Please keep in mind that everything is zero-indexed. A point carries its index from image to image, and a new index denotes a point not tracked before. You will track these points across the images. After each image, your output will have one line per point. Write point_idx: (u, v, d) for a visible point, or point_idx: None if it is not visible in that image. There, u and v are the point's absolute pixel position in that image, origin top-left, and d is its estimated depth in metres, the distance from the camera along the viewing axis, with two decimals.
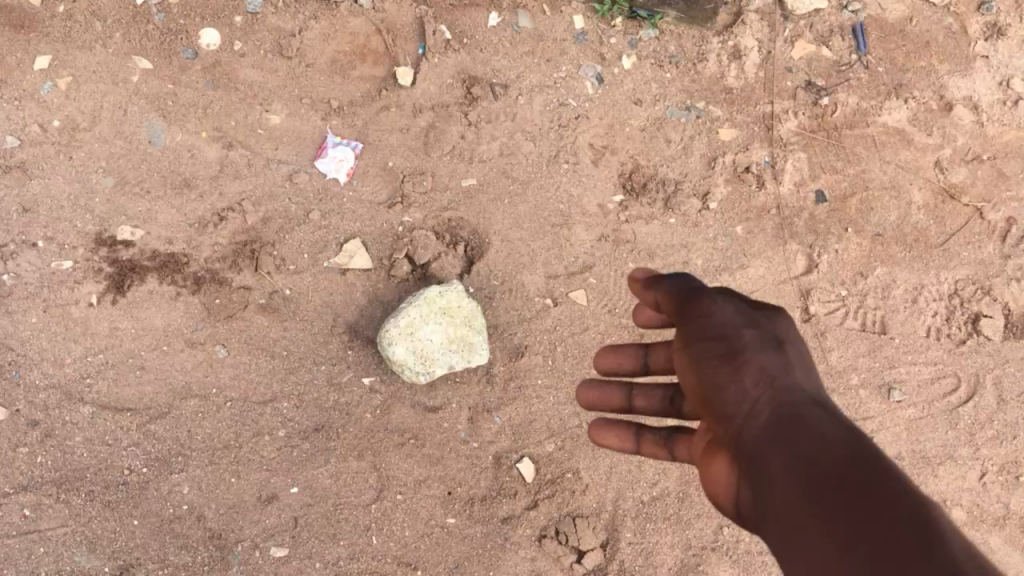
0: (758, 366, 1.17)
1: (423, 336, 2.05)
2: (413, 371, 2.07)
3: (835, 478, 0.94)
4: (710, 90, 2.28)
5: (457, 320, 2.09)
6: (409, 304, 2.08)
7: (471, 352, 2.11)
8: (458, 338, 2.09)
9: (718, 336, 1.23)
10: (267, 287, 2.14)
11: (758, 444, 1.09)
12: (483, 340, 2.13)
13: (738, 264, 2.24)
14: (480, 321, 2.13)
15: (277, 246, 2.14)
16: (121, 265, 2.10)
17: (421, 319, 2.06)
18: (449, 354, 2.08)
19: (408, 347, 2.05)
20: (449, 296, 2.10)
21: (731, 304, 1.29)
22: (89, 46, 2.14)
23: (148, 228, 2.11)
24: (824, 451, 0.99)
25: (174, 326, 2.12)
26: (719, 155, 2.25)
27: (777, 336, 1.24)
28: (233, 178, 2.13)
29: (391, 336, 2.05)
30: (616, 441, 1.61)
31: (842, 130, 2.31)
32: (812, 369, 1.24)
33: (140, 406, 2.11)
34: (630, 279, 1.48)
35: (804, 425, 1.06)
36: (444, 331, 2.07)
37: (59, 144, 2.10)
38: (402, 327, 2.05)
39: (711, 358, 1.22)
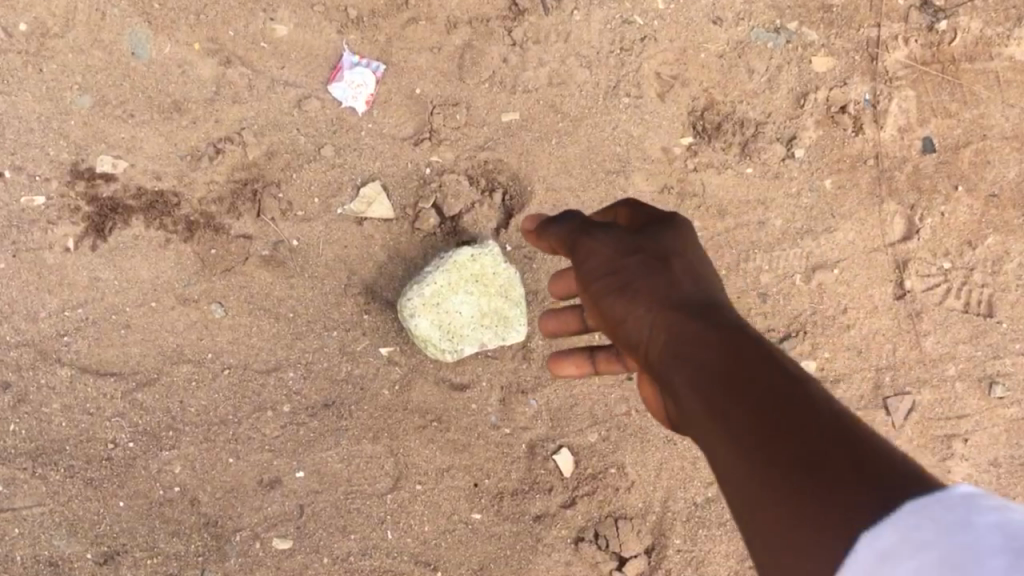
0: (645, 278, 1.06)
1: (452, 306, 1.77)
2: (439, 348, 1.78)
3: (714, 369, 0.88)
4: (805, 8, 1.90)
5: (491, 289, 1.79)
6: (437, 265, 1.79)
7: (508, 328, 1.81)
8: (492, 310, 1.80)
9: (601, 261, 1.13)
10: (271, 236, 1.83)
11: (658, 359, 0.98)
12: (523, 314, 1.83)
13: (825, 227, 1.91)
14: (520, 292, 1.83)
15: (283, 187, 1.83)
16: (101, 203, 1.80)
17: (449, 284, 1.77)
18: (481, 328, 1.80)
19: (434, 319, 1.76)
20: (485, 260, 1.79)
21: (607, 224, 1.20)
22: None
23: (132, 160, 1.80)
24: (709, 348, 0.91)
25: (163, 279, 1.82)
26: (811, 90, 1.90)
27: (663, 252, 1.10)
28: (232, 102, 1.81)
29: (413, 303, 1.75)
30: (572, 368, 1.39)
31: (960, 64, 1.91)
32: (712, 271, 1.11)
33: (126, 371, 1.83)
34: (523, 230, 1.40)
35: (690, 338, 0.94)
36: (476, 300, 1.78)
37: (27, 53, 1.78)
38: (428, 293, 1.76)
39: (605, 282, 1.11)
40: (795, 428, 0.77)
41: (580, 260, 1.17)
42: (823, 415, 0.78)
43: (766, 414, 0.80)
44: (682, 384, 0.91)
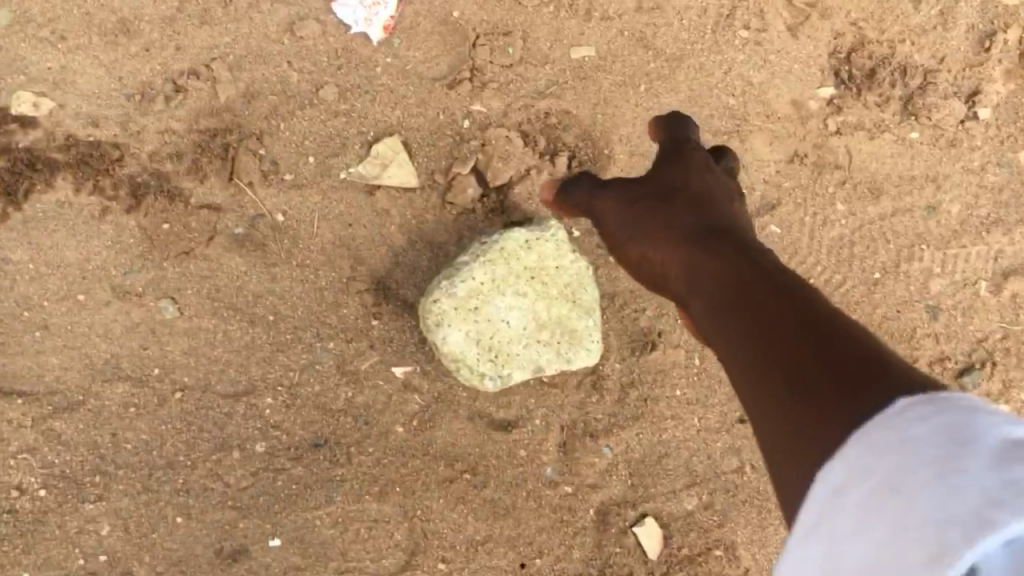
0: (660, 229, 0.98)
1: (498, 310, 1.25)
2: (477, 373, 1.26)
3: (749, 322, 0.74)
4: None
5: (553, 289, 1.27)
6: (478, 252, 1.26)
7: (576, 346, 1.29)
8: (554, 319, 1.28)
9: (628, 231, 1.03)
10: (247, 208, 1.32)
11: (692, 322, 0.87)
12: (595, 326, 1.30)
13: (1016, 217, 1.39)
14: (592, 295, 1.30)
15: (266, 142, 1.32)
16: (13, 155, 1.28)
17: (495, 280, 1.24)
18: (537, 345, 1.27)
19: (471, 329, 1.24)
20: (547, 248, 1.27)
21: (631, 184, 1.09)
22: None
23: (60, 98, 1.30)
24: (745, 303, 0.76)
25: (95, 263, 1.31)
26: (1000, 28, 1.38)
27: (669, 187, 1.03)
28: (199, 24, 1.31)
29: (442, 307, 1.23)
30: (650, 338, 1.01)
31: None
32: (722, 200, 0.99)
33: (39, 390, 1.29)
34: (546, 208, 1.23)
35: (697, 272, 0.87)
36: (531, 304, 1.26)
37: None
38: (465, 292, 1.23)
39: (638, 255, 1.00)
40: (816, 365, 0.65)
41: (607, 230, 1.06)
42: (817, 346, 0.66)
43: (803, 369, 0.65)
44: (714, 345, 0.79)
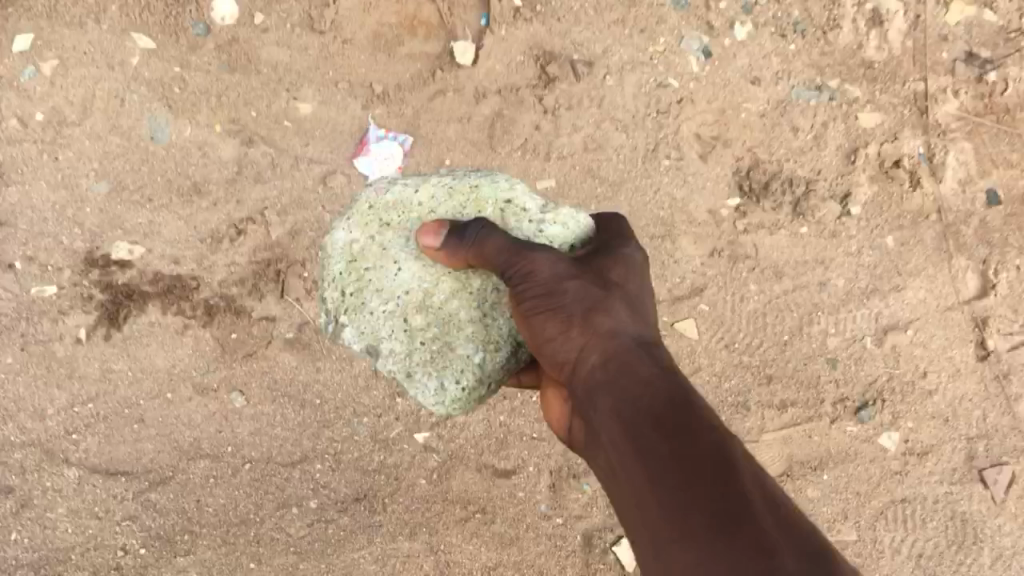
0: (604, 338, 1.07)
1: (400, 251, 1.34)
2: (338, 290, 1.37)
3: (665, 449, 0.89)
4: (846, 65, 1.76)
5: (465, 292, 1.33)
6: (448, 186, 1.38)
7: (434, 376, 1.35)
8: (438, 323, 1.34)
9: (544, 301, 1.12)
10: (296, 316, 1.71)
11: (587, 397, 1.06)
12: (470, 388, 1.35)
13: (891, 285, 1.76)
14: (511, 356, 1.34)
15: (309, 266, 1.71)
16: (115, 290, 1.68)
17: (433, 214, 1.36)
18: (394, 333, 1.35)
19: (365, 253, 1.35)
20: (544, 231, 1.32)
21: (557, 252, 1.17)
22: (79, 23, 1.66)
23: (149, 245, 1.69)
24: (649, 410, 0.94)
25: (180, 367, 1.70)
26: (861, 146, 1.75)
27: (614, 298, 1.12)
28: (254, 182, 1.70)
29: (386, 202, 1.38)
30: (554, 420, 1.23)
31: (1016, 113, 1.77)
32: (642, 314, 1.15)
33: (137, 470, 1.69)
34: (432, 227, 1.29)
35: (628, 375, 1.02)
36: (426, 283, 1.34)
37: (42, 142, 1.66)
38: (402, 216, 1.36)
39: (540, 309, 1.12)
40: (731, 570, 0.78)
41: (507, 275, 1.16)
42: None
43: (689, 499, 0.83)
44: (613, 429, 0.98)
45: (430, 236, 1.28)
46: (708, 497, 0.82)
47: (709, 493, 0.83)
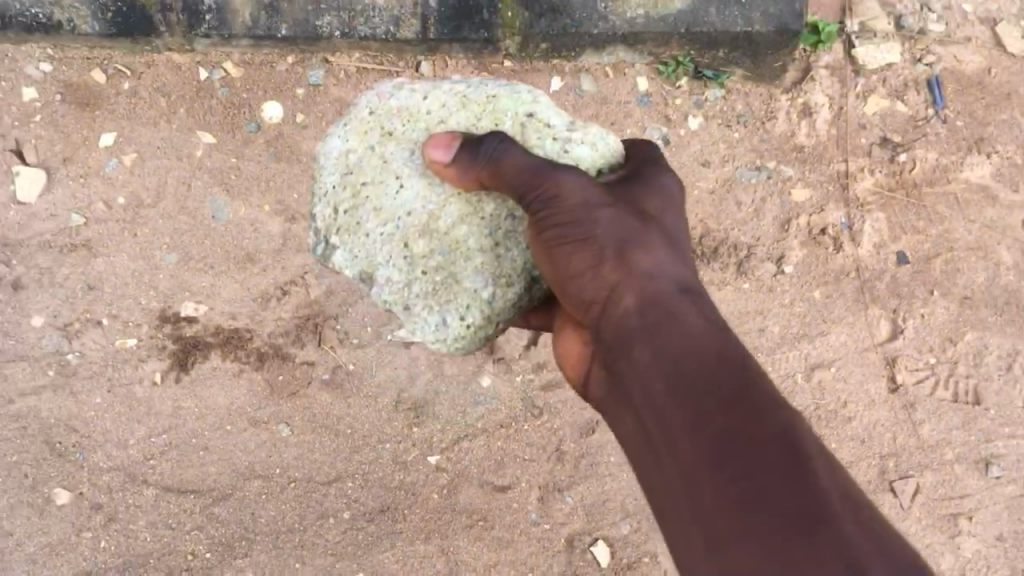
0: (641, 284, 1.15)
1: (402, 166, 1.37)
2: (329, 192, 1.40)
3: (701, 394, 0.98)
4: (783, 150, 2.06)
5: (476, 217, 1.35)
6: (463, 96, 1.41)
7: (435, 312, 1.38)
8: (443, 250, 1.36)
9: (574, 230, 1.19)
10: (331, 362, 2.09)
11: (620, 334, 1.15)
12: (476, 326, 1.37)
13: (818, 330, 2.11)
14: (526, 293, 1.37)
15: (340, 320, 2.08)
16: (184, 341, 2.05)
17: (444, 124, 1.38)
18: (391, 260, 1.37)
19: (363, 168, 1.38)
20: (571, 151, 1.34)
21: (582, 172, 1.23)
22: (154, 123, 2.00)
23: (211, 304, 2.04)
24: (692, 355, 1.04)
25: (238, 405, 2.08)
26: (793, 217, 2.07)
27: (643, 232, 1.20)
28: (296, 252, 2.05)
29: (397, 106, 1.41)
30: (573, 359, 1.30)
31: (922, 189, 2.08)
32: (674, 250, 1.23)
33: (203, 488, 2.08)
34: (439, 139, 1.30)
35: (672, 320, 1.10)
36: (430, 206, 1.35)
37: (123, 221, 2.00)
38: (407, 127, 1.39)
39: (568, 240, 1.19)
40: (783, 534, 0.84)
41: (529, 198, 1.21)
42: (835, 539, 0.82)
43: (735, 447, 0.91)
44: (652, 371, 1.06)
45: (440, 150, 1.30)
46: (754, 439, 0.90)
47: (761, 439, 0.90)
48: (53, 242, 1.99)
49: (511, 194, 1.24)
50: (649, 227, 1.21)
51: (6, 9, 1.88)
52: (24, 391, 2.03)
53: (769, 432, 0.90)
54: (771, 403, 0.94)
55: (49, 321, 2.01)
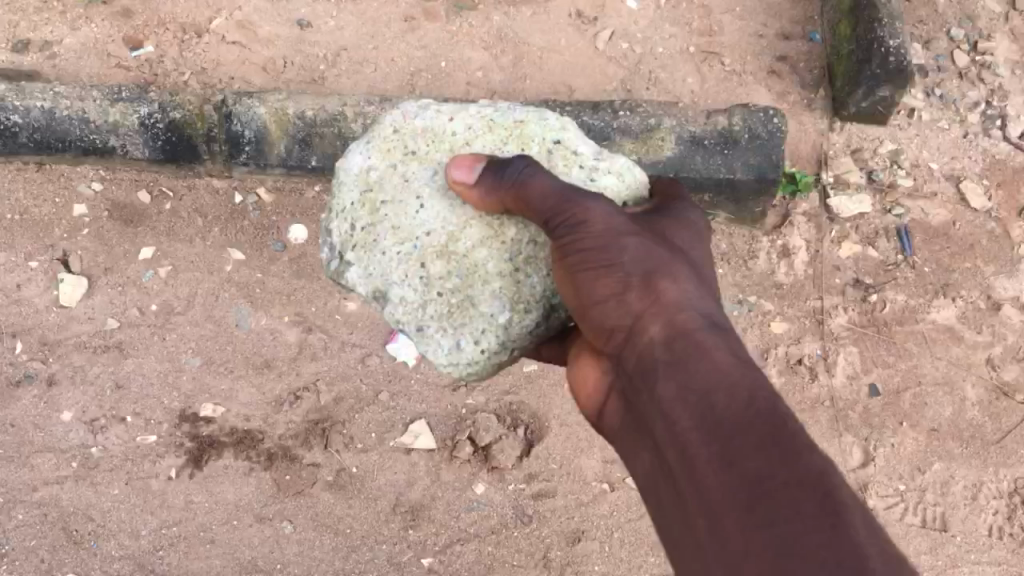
0: (668, 311, 1.16)
1: (423, 186, 1.47)
2: (350, 207, 1.51)
3: (731, 435, 0.96)
4: (762, 286, 2.35)
5: (495, 243, 1.43)
6: (489, 120, 1.51)
7: (449, 334, 1.47)
8: (459, 273, 1.45)
9: (598, 254, 1.21)
10: (335, 464, 2.20)
11: (644, 364, 1.15)
12: (490, 351, 1.46)
13: None
14: (542, 321, 1.45)
15: (347, 425, 2.22)
16: (200, 440, 2.20)
17: (468, 146, 1.49)
18: (407, 279, 1.47)
19: (383, 187, 1.49)
20: (596, 181, 1.45)
21: (605, 198, 1.27)
22: (189, 240, 2.33)
23: (228, 406, 2.22)
24: (721, 390, 1.02)
25: (245, 501, 2.19)
26: (772, 347, 2.30)
27: (672, 264, 1.21)
28: (310, 360, 2.25)
29: (420, 125, 1.52)
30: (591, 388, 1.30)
31: (892, 326, 2.34)
32: (706, 286, 1.23)
33: None
34: (462, 161, 1.39)
35: (701, 350, 1.09)
36: (449, 228, 1.44)
37: (154, 326, 2.27)
38: (430, 149, 1.49)
39: (592, 264, 1.21)
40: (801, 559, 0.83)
41: (553, 220, 1.25)
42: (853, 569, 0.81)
43: (770, 491, 0.89)
44: (677, 403, 1.05)
45: (464, 170, 1.39)
46: (792, 486, 0.88)
47: (798, 485, 0.88)
48: (88, 342, 2.25)
49: (531, 215, 1.30)
50: (678, 260, 1.22)
51: (69, 133, 2.25)
52: (48, 480, 2.18)
53: (806, 479, 0.89)
54: (806, 446, 0.93)
55: (78, 416, 2.22)
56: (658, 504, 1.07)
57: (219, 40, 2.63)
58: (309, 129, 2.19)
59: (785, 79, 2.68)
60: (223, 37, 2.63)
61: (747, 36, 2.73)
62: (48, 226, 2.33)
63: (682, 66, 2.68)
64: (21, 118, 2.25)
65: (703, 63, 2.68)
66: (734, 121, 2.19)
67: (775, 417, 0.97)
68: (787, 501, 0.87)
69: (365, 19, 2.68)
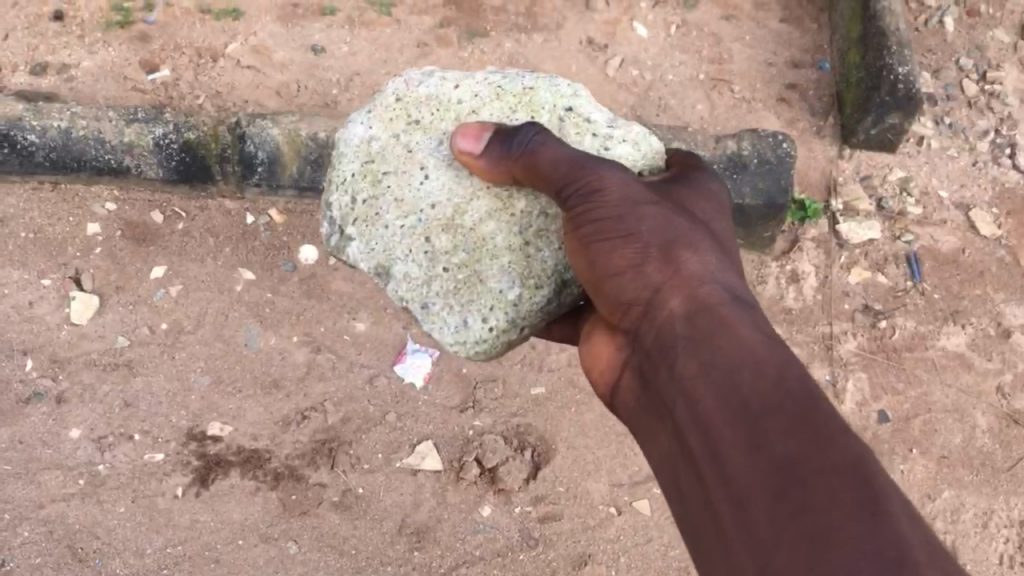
0: (688, 284, 1.16)
1: (428, 156, 1.49)
2: (350, 178, 1.51)
3: (759, 415, 0.96)
4: (770, 310, 2.35)
5: (503, 216, 1.46)
6: (497, 87, 1.55)
7: (456, 312, 1.47)
8: (466, 247, 1.46)
9: (617, 226, 1.22)
10: (342, 485, 2.19)
11: (664, 339, 1.15)
12: (498, 329, 1.45)
13: None
14: (553, 298, 1.45)
15: (354, 445, 2.22)
16: (207, 458, 2.20)
17: (474, 114, 1.52)
18: (411, 254, 1.48)
19: (387, 158, 1.50)
20: (610, 151, 1.48)
21: (621, 168, 1.29)
22: (200, 259, 2.37)
23: (236, 425, 2.22)
24: (746, 368, 1.02)
25: (251, 521, 2.16)
26: None
27: (691, 238, 1.22)
28: (318, 380, 2.26)
29: (424, 97, 1.54)
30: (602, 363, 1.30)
31: (901, 353, 2.33)
32: (727, 262, 1.24)
33: None
34: (475, 130, 1.43)
35: (723, 326, 1.09)
36: (456, 201, 1.47)
37: (164, 344, 2.28)
38: (435, 117, 1.52)
39: (610, 237, 1.22)
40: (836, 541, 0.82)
41: (570, 190, 1.27)
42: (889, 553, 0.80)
43: (802, 474, 0.88)
44: (701, 381, 1.05)
45: (469, 140, 1.42)
46: (825, 467, 0.87)
47: (832, 466, 0.87)
48: (98, 360, 2.26)
49: (544, 185, 1.32)
50: (698, 235, 1.23)
51: (84, 153, 2.29)
52: (54, 497, 2.16)
53: (840, 460, 0.88)
54: (835, 425, 0.92)
55: (86, 434, 2.21)
56: (678, 485, 1.06)
57: (234, 64, 2.66)
58: (322, 151, 2.21)
59: (794, 106, 2.69)
60: (239, 61, 2.66)
61: (757, 64, 2.76)
62: (61, 245, 2.37)
63: (692, 92, 2.70)
64: (38, 138, 2.28)
65: (713, 90, 2.70)
66: (743, 146, 2.20)
67: (803, 396, 0.96)
68: (822, 483, 0.86)
69: (378, 46, 2.73)
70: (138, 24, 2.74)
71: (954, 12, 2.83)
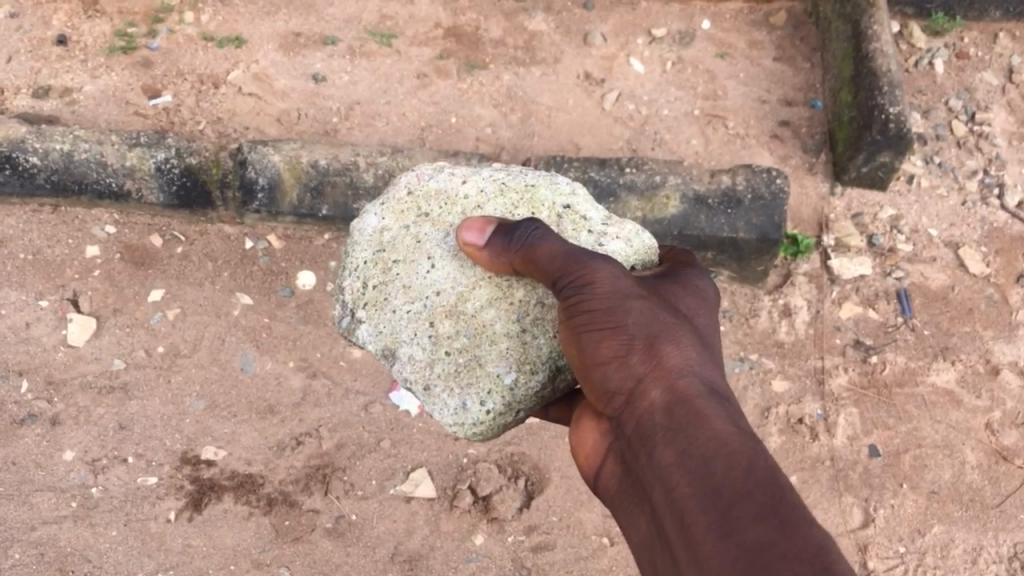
0: (669, 374, 1.17)
1: (435, 247, 1.53)
2: (361, 264, 1.55)
3: (730, 503, 0.96)
4: (763, 343, 2.38)
5: (503, 303, 1.48)
6: (501, 184, 1.57)
7: (456, 394, 1.49)
8: (468, 332, 1.49)
9: (605, 318, 1.22)
10: (335, 511, 2.19)
11: (645, 428, 1.15)
12: (496, 412, 1.47)
13: None
14: (548, 383, 1.47)
15: (348, 471, 2.22)
16: (201, 482, 2.19)
17: (479, 209, 1.54)
18: (416, 337, 1.51)
19: (397, 247, 1.54)
20: (604, 246, 1.49)
21: (613, 261, 1.30)
22: (199, 283, 2.39)
23: (230, 449, 2.23)
24: (719, 458, 1.02)
25: (243, 546, 2.15)
26: (773, 405, 2.32)
27: (675, 330, 1.22)
28: (313, 406, 2.28)
29: (435, 191, 1.58)
30: (590, 449, 1.30)
31: (892, 388, 2.36)
32: (708, 353, 1.25)
33: None
34: (474, 221, 1.42)
35: (699, 417, 1.10)
36: (459, 288, 1.50)
37: (160, 367, 2.29)
38: (443, 211, 1.56)
39: (599, 328, 1.22)
40: None
41: (562, 281, 1.28)
42: None
43: (767, 560, 0.89)
44: (676, 468, 1.05)
45: (474, 232, 1.42)
46: (788, 554, 0.88)
47: (795, 555, 0.88)
48: (94, 382, 2.27)
49: (541, 276, 1.33)
50: (681, 326, 1.23)
51: (86, 176, 2.31)
52: (46, 519, 2.15)
53: (802, 548, 0.89)
54: (800, 515, 0.93)
55: (79, 456, 2.21)
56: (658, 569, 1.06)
57: (235, 91, 2.69)
58: (322, 178, 2.25)
59: (787, 143, 2.74)
60: (240, 88, 2.70)
61: (751, 100, 2.81)
62: (59, 267, 2.38)
63: (687, 127, 2.74)
64: (40, 160, 2.30)
65: (708, 125, 2.74)
66: (738, 181, 2.25)
67: (772, 486, 0.97)
68: (784, 569, 0.87)
69: (378, 75, 2.77)
70: (141, 50, 2.77)
71: (944, 54, 2.91)
